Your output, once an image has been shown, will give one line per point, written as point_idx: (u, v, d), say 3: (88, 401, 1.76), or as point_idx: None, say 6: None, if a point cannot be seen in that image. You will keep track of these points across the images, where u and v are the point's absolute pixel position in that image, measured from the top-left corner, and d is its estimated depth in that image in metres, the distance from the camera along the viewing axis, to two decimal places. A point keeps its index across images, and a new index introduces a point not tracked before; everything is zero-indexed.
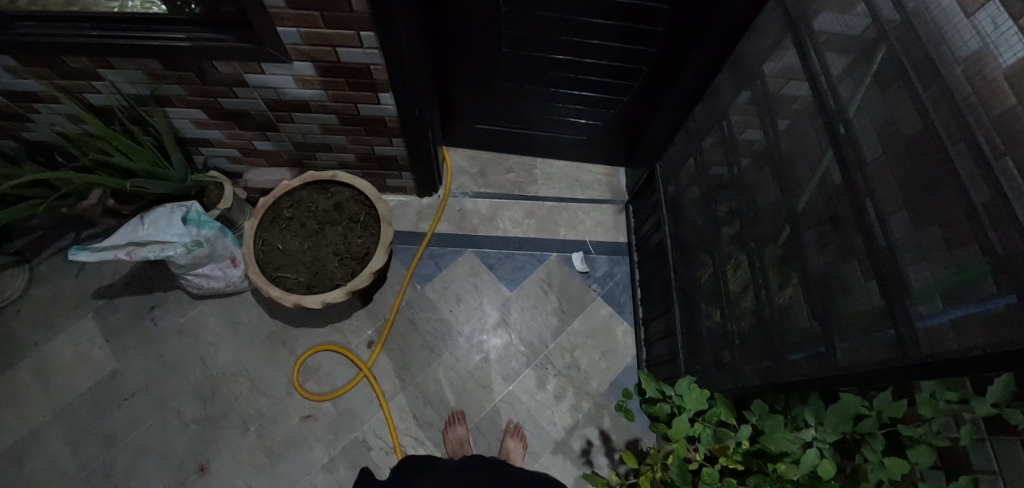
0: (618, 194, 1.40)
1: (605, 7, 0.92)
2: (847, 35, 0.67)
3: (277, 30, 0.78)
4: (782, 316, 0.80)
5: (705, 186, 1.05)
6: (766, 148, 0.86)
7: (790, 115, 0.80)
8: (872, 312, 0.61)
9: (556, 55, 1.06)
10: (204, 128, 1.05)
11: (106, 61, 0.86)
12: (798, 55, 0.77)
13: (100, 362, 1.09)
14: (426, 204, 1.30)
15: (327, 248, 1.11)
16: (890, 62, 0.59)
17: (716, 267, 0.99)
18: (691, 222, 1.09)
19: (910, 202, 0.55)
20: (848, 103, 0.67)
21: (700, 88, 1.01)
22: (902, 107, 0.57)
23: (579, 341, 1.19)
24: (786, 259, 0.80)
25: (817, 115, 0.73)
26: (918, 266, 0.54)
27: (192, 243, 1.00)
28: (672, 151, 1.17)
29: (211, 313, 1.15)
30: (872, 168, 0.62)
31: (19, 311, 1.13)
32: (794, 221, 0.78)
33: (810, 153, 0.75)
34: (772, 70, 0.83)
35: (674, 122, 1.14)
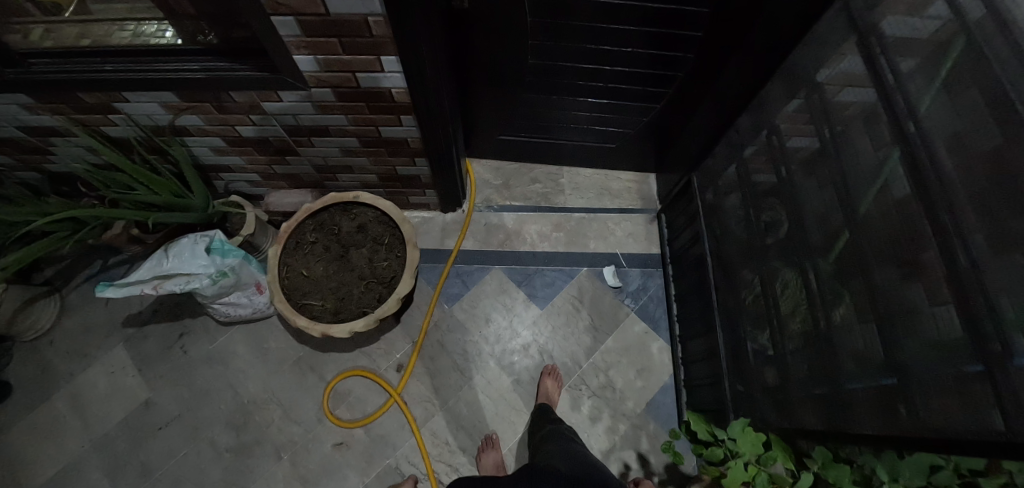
0: (650, 202, 1.33)
1: (639, 14, 0.85)
2: (914, 36, 0.59)
3: (294, 58, 0.74)
4: (835, 345, 0.74)
5: (749, 198, 0.98)
6: (818, 160, 0.78)
7: (846, 125, 0.72)
8: (933, 348, 0.55)
9: (583, 64, 0.99)
10: (224, 155, 1.02)
11: (121, 95, 0.83)
12: (856, 56, 0.68)
13: (134, 390, 1.10)
14: (450, 220, 1.26)
15: (352, 273, 1.08)
16: (963, 69, 0.51)
17: (762, 287, 0.93)
18: (731, 235, 1.02)
19: (985, 238, 0.48)
20: (913, 113, 0.59)
21: (739, 92, 0.93)
22: (983, 123, 0.49)
23: (613, 360, 1.15)
24: (840, 284, 0.73)
25: (879, 126, 0.65)
26: (997, 308, 0.46)
27: (218, 273, 0.98)
28: (710, 158, 1.10)
29: (240, 339, 1.14)
30: (939, 193, 0.54)
31: (53, 341, 1.14)
32: (849, 244, 0.71)
33: (868, 170, 0.67)
34: (827, 73, 0.75)
35: (711, 128, 1.06)
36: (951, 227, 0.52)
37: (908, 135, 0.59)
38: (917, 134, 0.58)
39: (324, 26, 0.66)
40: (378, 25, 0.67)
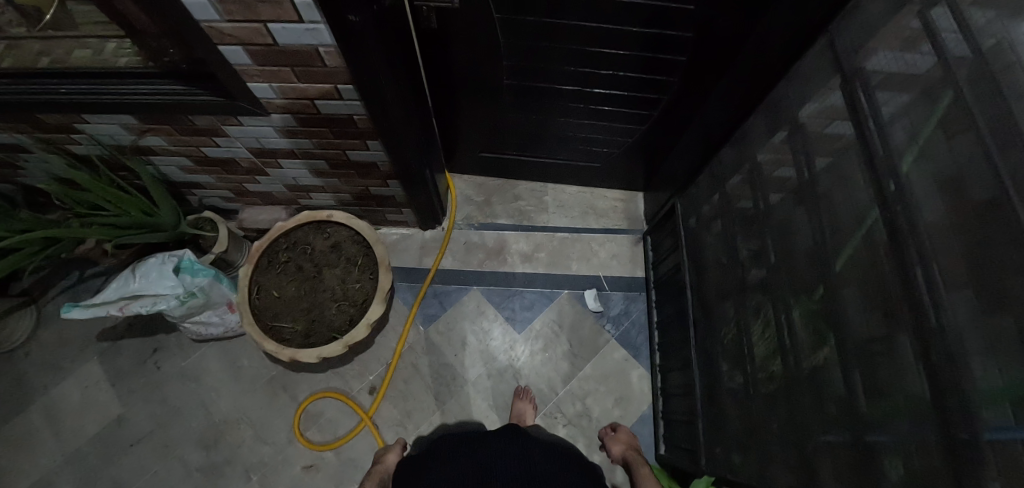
0: (636, 222, 1.29)
1: (618, 37, 0.81)
2: (902, 78, 0.53)
3: (249, 85, 0.71)
4: (806, 396, 0.70)
5: (733, 229, 0.93)
6: (798, 199, 0.74)
7: (827, 165, 0.67)
8: (905, 423, 0.51)
9: (562, 84, 0.95)
10: (193, 174, 0.99)
11: (81, 116, 0.81)
12: (839, 91, 0.63)
13: (107, 405, 1.09)
14: (429, 237, 1.23)
15: (324, 294, 1.06)
16: (948, 123, 0.47)
17: (740, 325, 0.89)
18: (713, 266, 0.98)
19: (965, 312, 0.43)
20: (893, 162, 0.54)
21: (723, 119, 0.88)
22: (965, 183, 0.44)
23: (591, 387, 1.12)
24: (813, 335, 0.69)
25: (858, 172, 0.60)
26: (974, 400, 0.42)
27: (186, 294, 0.97)
28: (694, 183, 1.05)
29: (212, 356, 1.13)
30: (914, 252, 0.50)
31: (29, 353, 1.14)
32: (825, 294, 0.67)
33: (846, 218, 0.62)
34: (812, 105, 0.69)
35: (697, 153, 1.02)
36: (926, 294, 0.48)
37: (888, 185, 0.54)
38: (897, 184, 0.53)
39: (275, 55, 0.63)
40: (331, 54, 0.64)
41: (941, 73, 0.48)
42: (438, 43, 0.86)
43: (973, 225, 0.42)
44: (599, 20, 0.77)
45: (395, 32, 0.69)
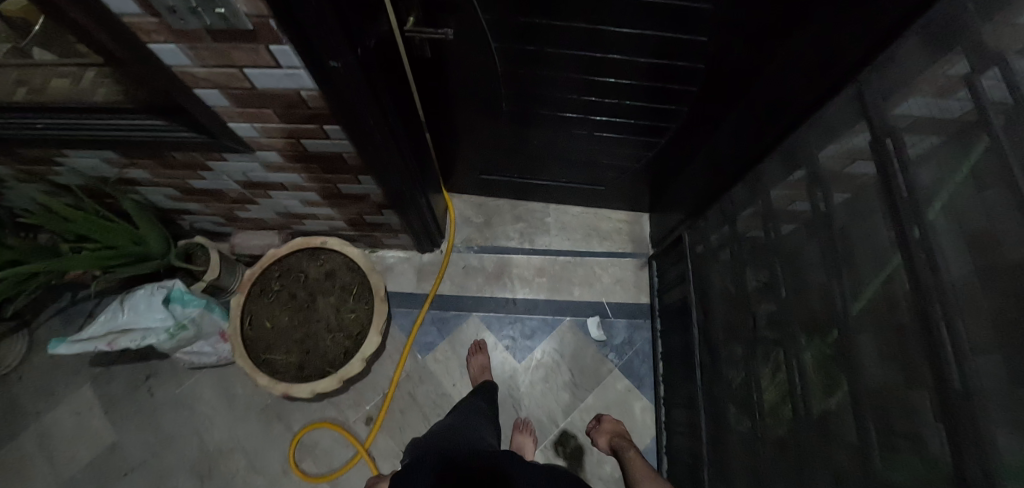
0: (640, 245, 1.25)
1: (621, 66, 0.76)
2: (921, 131, 0.49)
3: (230, 124, 0.67)
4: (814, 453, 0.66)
5: (743, 265, 0.89)
6: (811, 245, 0.69)
7: (843, 213, 0.62)
8: None
9: (563, 110, 0.91)
10: (181, 202, 0.96)
11: (60, 151, 0.78)
12: (863, 135, 0.57)
13: (100, 433, 1.07)
14: (427, 261, 1.20)
15: (318, 324, 1.03)
16: (973, 190, 0.42)
17: (748, 370, 0.84)
18: (719, 301, 0.94)
19: (988, 406, 0.39)
20: (906, 223, 0.50)
21: (732, 152, 0.83)
22: (991, 255, 0.39)
23: (592, 419, 1.09)
24: (823, 394, 0.65)
25: (872, 227, 0.55)
26: None
27: (176, 326, 0.94)
28: (701, 212, 1.00)
29: (206, 383, 1.10)
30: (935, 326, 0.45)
31: (22, 378, 1.11)
32: (834, 352, 0.62)
33: (858, 275, 0.58)
34: (829, 147, 0.64)
35: (704, 182, 0.97)
36: (944, 377, 0.44)
37: (908, 244, 0.49)
38: (919, 243, 0.48)
39: (255, 98, 0.59)
40: (314, 97, 0.59)
41: (972, 125, 0.42)
42: (430, 70, 0.81)
43: (994, 315, 0.38)
44: (600, 48, 0.72)
45: (384, 71, 0.64)
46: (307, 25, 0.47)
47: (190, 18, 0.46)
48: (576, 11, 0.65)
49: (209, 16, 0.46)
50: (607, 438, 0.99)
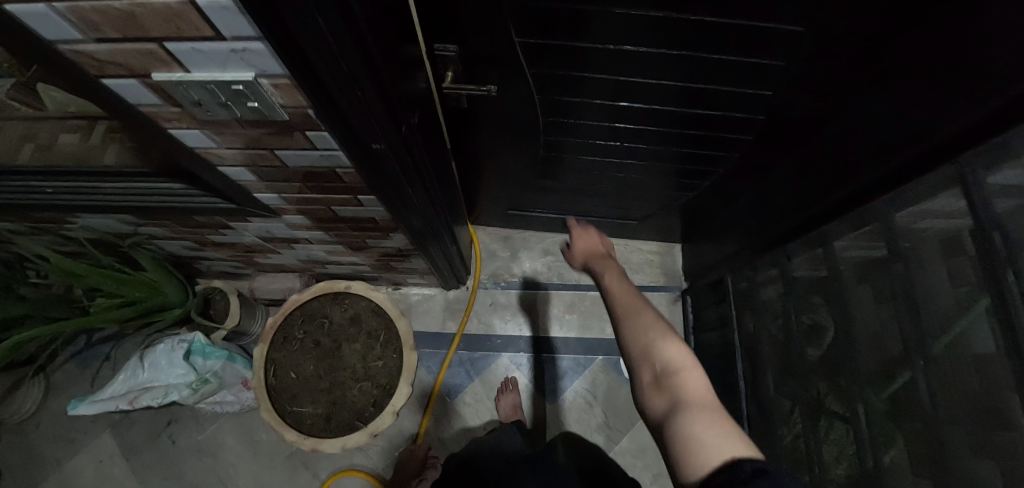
0: (673, 278, 1.25)
1: (669, 116, 0.72)
2: (1020, 208, 0.44)
3: (255, 195, 0.64)
4: None
5: (799, 312, 0.86)
6: (885, 311, 0.65)
7: (924, 278, 0.58)
8: None
9: (596, 154, 0.87)
10: (201, 250, 0.92)
11: (74, 212, 0.73)
12: (954, 199, 0.52)
13: (122, 483, 1.02)
14: (453, 298, 1.17)
15: (344, 372, 1.00)
16: None
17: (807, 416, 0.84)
18: (769, 339, 0.95)
19: None
20: (1003, 309, 0.45)
21: (781, 201, 0.79)
22: None
23: (628, 463, 1.05)
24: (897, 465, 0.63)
25: (967, 303, 0.51)
26: None
27: (199, 382, 0.92)
28: (741, 255, 0.96)
29: (228, 430, 1.06)
30: None
31: (40, 424, 1.06)
32: (919, 424, 0.59)
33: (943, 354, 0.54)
34: (905, 208, 0.60)
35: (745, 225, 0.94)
36: None
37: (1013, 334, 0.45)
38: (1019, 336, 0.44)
39: (284, 174, 0.55)
40: (350, 174, 0.55)
41: None
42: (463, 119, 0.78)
43: None
44: (642, 98, 0.68)
45: (422, 141, 0.61)
46: (339, 122, 0.42)
47: (218, 110, 0.41)
48: (620, 63, 0.61)
49: (241, 108, 0.40)
50: (585, 243, 0.84)
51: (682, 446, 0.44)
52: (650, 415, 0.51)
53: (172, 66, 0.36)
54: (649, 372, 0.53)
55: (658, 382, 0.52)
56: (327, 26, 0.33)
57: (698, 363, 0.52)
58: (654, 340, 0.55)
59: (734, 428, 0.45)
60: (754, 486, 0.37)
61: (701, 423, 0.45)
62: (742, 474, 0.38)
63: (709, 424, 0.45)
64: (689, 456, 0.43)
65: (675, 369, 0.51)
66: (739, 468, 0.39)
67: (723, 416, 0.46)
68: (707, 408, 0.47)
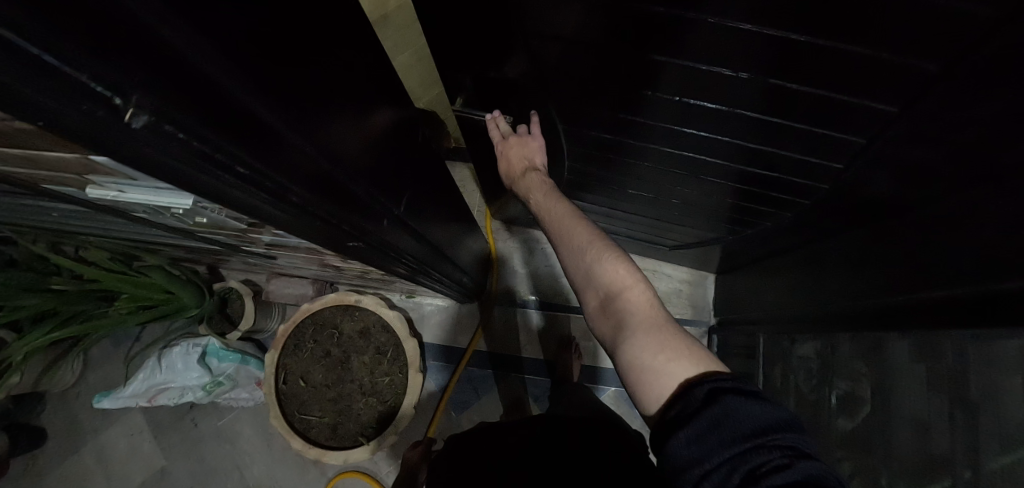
0: (702, 311, 1.19)
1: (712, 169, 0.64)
2: None
3: (249, 244, 0.62)
4: None
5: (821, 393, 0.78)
6: (907, 425, 0.58)
7: None
8: None
9: (629, 186, 0.84)
10: (218, 258, 0.93)
11: (85, 230, 0.73)
12: None
13: (150, 456, 1.11)
14: (467, 313, 1.17)
15: (352, 384, 1.02)
16: None
17: None
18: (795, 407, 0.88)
19: None
20: None
21: (833, 273, 0.70)
22: None
23: None
24: None
25: None
26: None
27: (214, 383, 0.97)
28: (774, 311, 0.88)
29: (245, 420, 1.12)
30: None
31: (80, 395, 1.16)
32: None
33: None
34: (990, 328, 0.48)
35: (784, 281, 0.85)
36: None
37: None
38: None
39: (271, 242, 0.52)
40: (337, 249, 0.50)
41: None
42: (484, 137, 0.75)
43: None
44: (681, 141, 0.61)
45: (418, 208, 0.57)
46: (314, 237, 0.38)
47: (168, 217, 0.36)
48: (644, 102, 0.54)
49: (192, 218, 0.35)
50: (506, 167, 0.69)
51: (637, 370, 0.50)
52: (602, 337, 0.56)
53: (104, 187, 0.31)
54: (596, 299, 0.56)
55: (605, 306, 0.55)
56: (276, 174, 0.28)
57: (641, 275, 0.54)
58: (595, 266, 0.55)
59: (682, 340, 0.49)
60: (703, 411, 0.41)
61: (649, 348, 0.49)
62: (694, 401, 0.43)
63: (657, 348, 0.49)
64: (642, 377, 0.49)
65: (617, 292, 0.53)
66: (691, 391, 0.44)
67: (670, 332, 0.50)
68: (655, 329, 0.50)
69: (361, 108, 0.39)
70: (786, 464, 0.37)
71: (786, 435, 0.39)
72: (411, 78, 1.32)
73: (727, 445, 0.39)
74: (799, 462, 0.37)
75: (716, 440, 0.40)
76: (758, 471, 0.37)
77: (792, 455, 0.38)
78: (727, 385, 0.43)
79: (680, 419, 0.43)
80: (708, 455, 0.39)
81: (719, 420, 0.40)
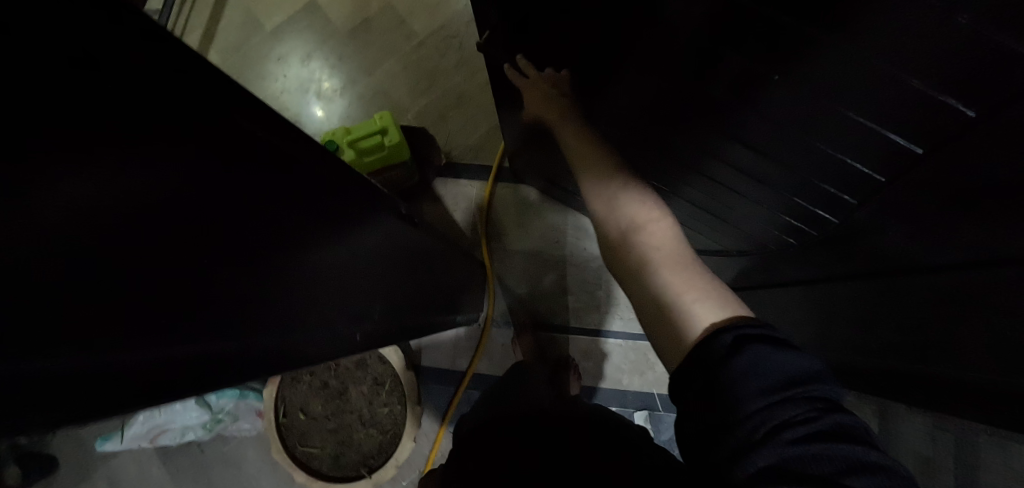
0: None
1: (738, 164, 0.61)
2: None
3: None
4: None
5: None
6: None
7: None
8: None
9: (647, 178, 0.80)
10: None
11: None
12: None
13: (160, 480, 1.14)
14: (465, 336, 1.16)
15: (352, 414, 1.03)
16: None
17: None
18: None
19: None
20: None
21: (840, 315, 0.67)
22: None
23: None
24: None
25: None
26: None
27: (214, 420, 0.99)
28: None
29: (249, 444, 1.13)
30: None
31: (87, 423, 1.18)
32: None
33: None
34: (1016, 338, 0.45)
35: (788, 313, 0.82)
36: None
37: None
38: None
39: None
40: None
41: None
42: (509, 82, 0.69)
43: None
44: (724, 142, 0.57)
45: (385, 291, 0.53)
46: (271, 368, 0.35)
47: None
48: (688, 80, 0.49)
49: None
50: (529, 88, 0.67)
51: (659, 305, 0.47)
52: (618, 270, 0.54)
53: None
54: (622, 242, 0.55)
55: (624, 239, 0.54)
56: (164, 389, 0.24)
57: (664, 216, 0.56)
58: (621, 201, 0.57)
59: (704, 280, 0.48)
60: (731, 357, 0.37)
61: (672, 279, 0.48)
62: (722, 346, 0.39)
63: (682, 284, 0.47)
64: (667, 313, 0.46)
65: (640, 226, 0.54)
66: (720, 333, 0.40)
67: (693, 270, 0.48)
68: (676, 265, 0.49)
69: (308, 239, 0.35)
70: (816, 418, 0.33)
71: (816, 386, 0.36)
72: (400, 88, 1.26)
73: (749, 382, 0.36)
74: (831, 415, 0.34)
75: (746, 386, 0.36)
76: (782, 423, 0.34)
77: (823, 407, 0.34)
78: (758, 327, 0.40)
79: (706, 363, 0.39)
80: (740, 402, 0.35)
81: (749, 368, 0.36)
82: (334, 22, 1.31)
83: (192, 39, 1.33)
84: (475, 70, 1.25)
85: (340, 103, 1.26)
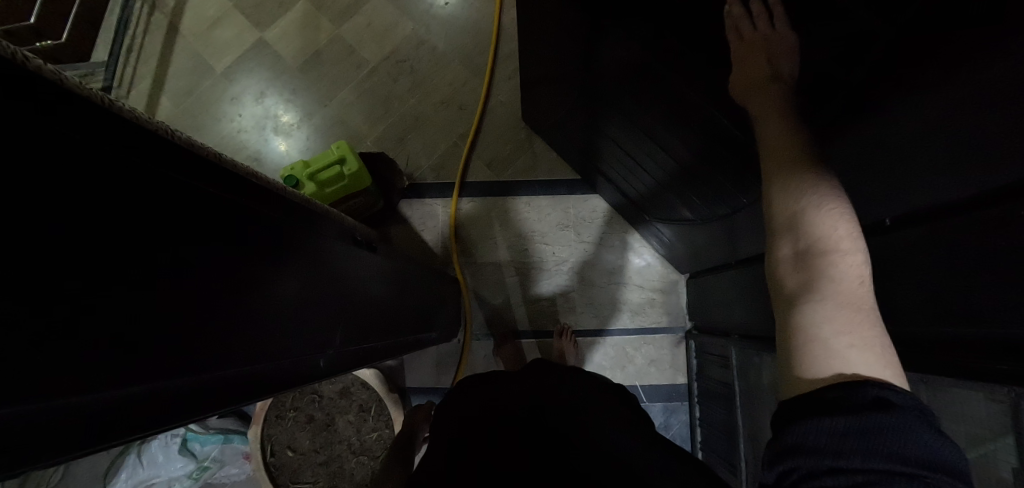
0: (677, 317, 1.16)
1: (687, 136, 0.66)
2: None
3: None
4: None
5: (763, 409, 0.75)
6: None
7: None
8: None
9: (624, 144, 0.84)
10: None
11: None
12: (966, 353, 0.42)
13: None
14: (447, 351, 1.18)
15: (341, 444, 1.03)
16: None
17: None
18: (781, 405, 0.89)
19: None
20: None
21: None
22: None
23: None
24: None
25: None
26: None
27: (199, 468, 0.98)
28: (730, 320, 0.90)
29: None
30: None
31: None
32: None
33: None
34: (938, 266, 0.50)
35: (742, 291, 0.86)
36: None
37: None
38: None
39: None
40: None
41: None
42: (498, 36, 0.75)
43: None
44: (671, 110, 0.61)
45: (358, 319, 0.55)
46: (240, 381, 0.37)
47: None
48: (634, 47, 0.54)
49: None
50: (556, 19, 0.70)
51: (800, 336, 0.36)
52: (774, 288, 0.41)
53: None
54: (791, 246, 0.40)
55: (801, 258, 0.39)
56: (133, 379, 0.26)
57: (862, 246, 0.39)
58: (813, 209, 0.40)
59: (877, 335, 0.35)
60: (860, 416, 0.30)
61: (836, 321, 0.35)
62: (857, 397, 0.31)
63: (846, 326, 0.35)
64: (806, 349, 0.35)
65: (831, 249, 0.38)
66: (859, 388, 0.31)
67: (869, 320, 0.35)
68: (856, 308, 0.35)
69: (265, 260, 0.36)
70: None
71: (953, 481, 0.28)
72: (357, 116, 1.28)
73: (850, 447, 0.29)
74: None
75: (861, 443, 0.29)
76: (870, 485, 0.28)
77: None
78: (902, 396, 0.31)
79: (823, 407, 0.32)
80: (839, 451, 0.30)
81: (878, 428, 0.29)
82: (285, 58, 1.33)
83: (142, 88, 1.32)
84: (429, 91, 1.28)
85: (298, 137, 1.27)
